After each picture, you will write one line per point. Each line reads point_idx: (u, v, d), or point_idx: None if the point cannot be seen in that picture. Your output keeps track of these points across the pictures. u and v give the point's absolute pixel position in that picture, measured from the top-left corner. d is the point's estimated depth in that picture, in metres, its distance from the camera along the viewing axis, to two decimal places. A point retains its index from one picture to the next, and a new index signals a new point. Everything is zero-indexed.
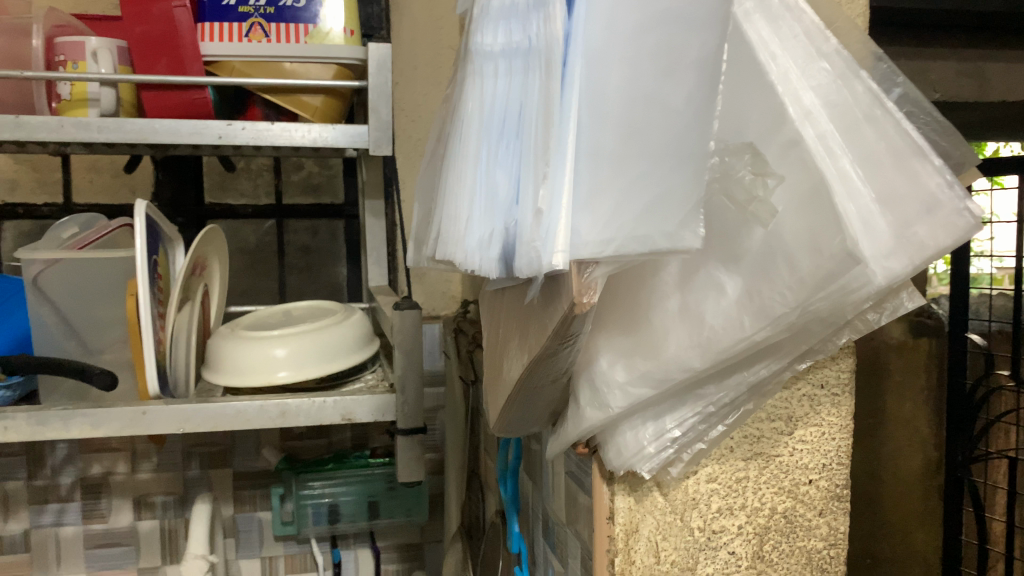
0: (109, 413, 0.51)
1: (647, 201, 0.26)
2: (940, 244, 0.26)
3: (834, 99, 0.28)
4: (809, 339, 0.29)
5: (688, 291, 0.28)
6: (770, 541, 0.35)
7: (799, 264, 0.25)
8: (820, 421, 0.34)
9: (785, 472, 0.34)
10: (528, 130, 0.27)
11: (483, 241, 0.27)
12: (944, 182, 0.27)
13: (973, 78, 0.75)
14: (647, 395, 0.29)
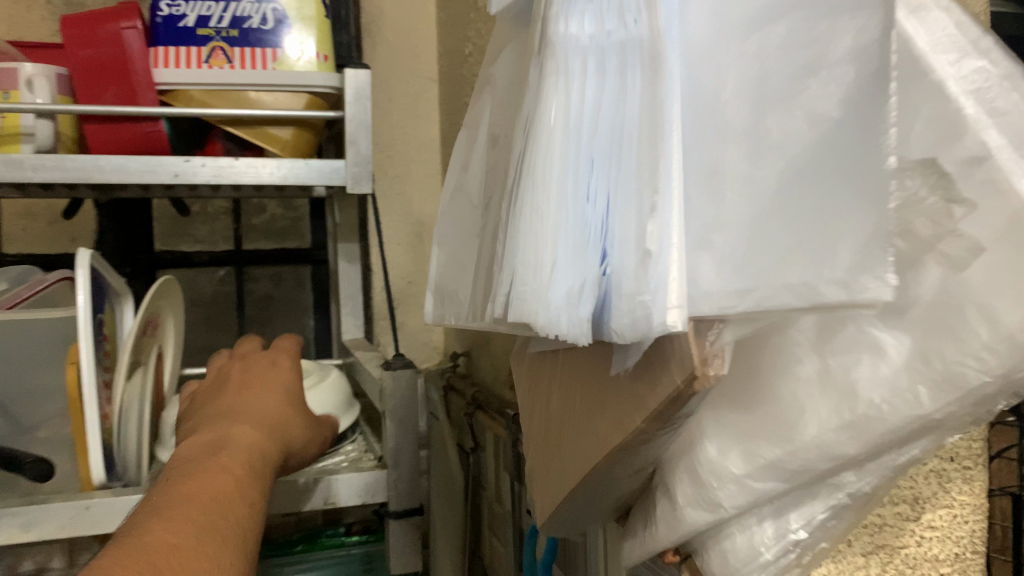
0: (46, 509, 0.42)
1: (795, 238, 0.19)
2: None
3: (1001, 106, 0.19)
4: None
5: (829, 353, 0.21)
6: None
7: (1001, 317, 0.18)
8: (951, 502, 0.28)
9: (911, 567, 0.28)
10: (630, 147, 0.20)
11: (571, 294, 0.20)
12: None
13: None
14: (773, 490, 0.22)
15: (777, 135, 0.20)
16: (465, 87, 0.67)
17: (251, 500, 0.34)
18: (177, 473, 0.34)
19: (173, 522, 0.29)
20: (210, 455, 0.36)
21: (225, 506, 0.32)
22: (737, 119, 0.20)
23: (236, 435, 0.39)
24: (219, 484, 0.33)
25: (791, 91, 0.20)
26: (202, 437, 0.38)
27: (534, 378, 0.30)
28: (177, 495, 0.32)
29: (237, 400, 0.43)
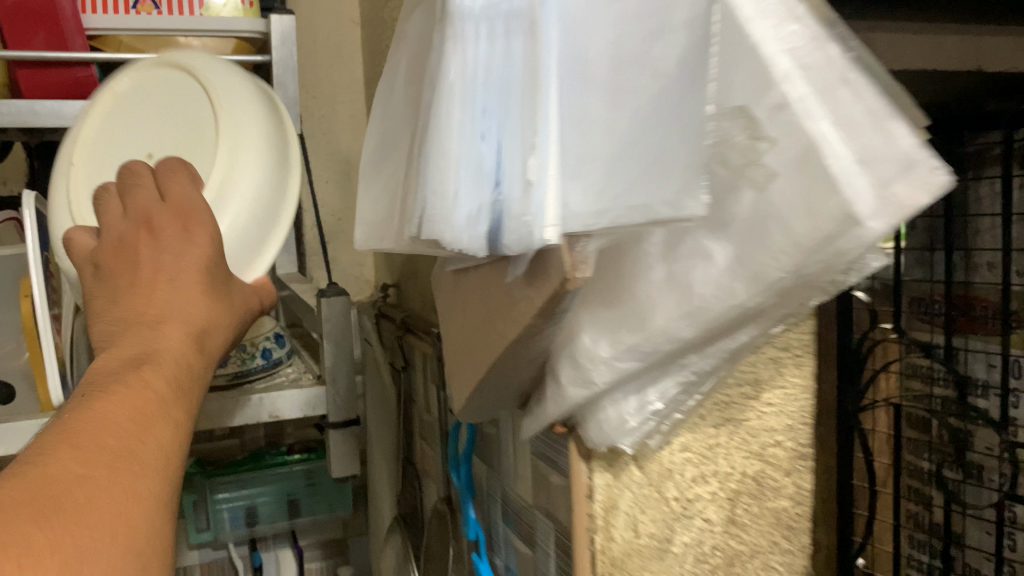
0: (13, 428, 0.46)
1: (639, 168, 0.25)
2: (921, 206, 0.22)
3: (810, 61, 0.24)
4: (790, 307, 0.27)
5: (674, 262, 0.28)
6: (740, 504, 0.35)
7: (794, 229, 0.24)
8: (784, 382, 0.35)
9: (753, 436, 0.35)
10: (516, 94, 0.25)
11: (472, 216, 0.26)
12: (920, 145, 0.23)
13: None
14: (633, 368, 0.29)
15: (628, 87, 0.25)
16: (386, 31, 0.70)
17: (173, 428, 0.28)
18: (87, 391, 0.28)
19: (80, 455, 0.24)
20: (129, 369, 0.29)
21: (140, 440, 0.26)
22: (598, 71, 0.26)
23: (165, 345, 0.31)
24: (143, 407, 0.28)
25: (640, 47, 0.25)
26: (122, 338, 0.31)
27: (452, 291, 0.35)
28: (94, 421, 0.26)
29: (140, 301, 0.33)
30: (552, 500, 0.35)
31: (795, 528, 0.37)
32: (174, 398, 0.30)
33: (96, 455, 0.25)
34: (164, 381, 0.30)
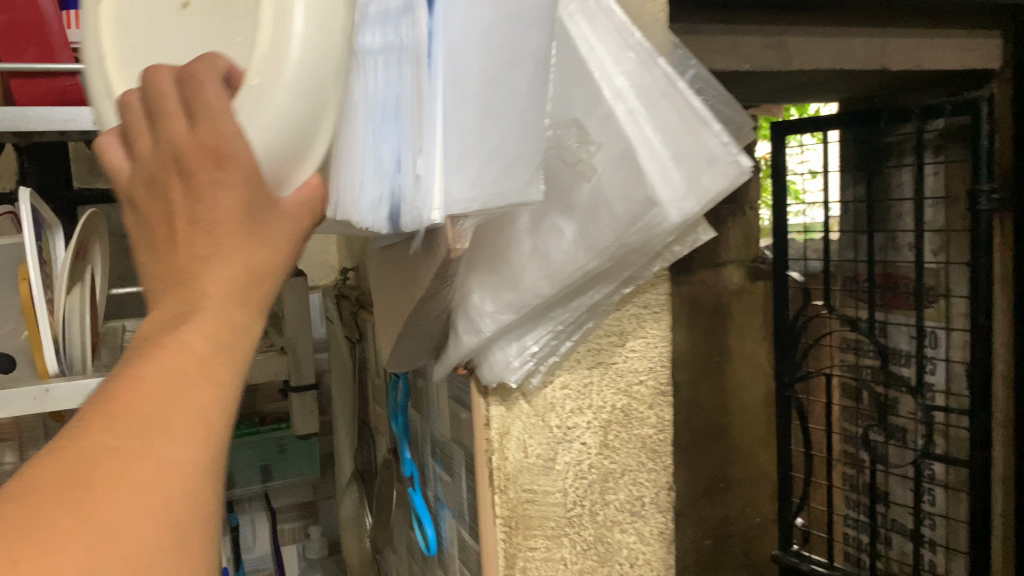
0: (11, 393, 0.53)
1: (499, 165, 0.34)
2: (719, 187, 0.40)
3: (639, 81, 0.39)
4: (627, 268, 0.44)
5: (536, 236, 0.41)
6: (611, 430, 0.50)
7: (614, 208, 0.38)
8: (643, 335, 0.51)
9: (621, 375, 0.50)
10: (406, 110, 0.33)
11: (374, 204, 0.34)
12: (721, 144, 0.40)
13: (776, 49, 0.85)
14: (510, 319, 0.41)
15: (494, 100, 0.34)
16: None
17: (219, 413, 0.26)
18: (138, 350, 0.26)
19: (113, 426, 0.23)
20: (166, 330, 0.27)
21: (178, 412, 0.24)
22: (471, 88, 0.33)
23: (204, 305, 0.27)
24: (186, 369, 0.25)
25: (502, 75, 0.34)
26: (169, 294, 0.28)
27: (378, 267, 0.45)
28: (130, 392, 0.24)
29: (185, 254, 0.28)
30: (466, 432, 0.49)
31: (657, 450, 0.52)
32: (225, 357, 0.27)
33: (126, 442, 0.23)
34: (212, 343, 0.27)
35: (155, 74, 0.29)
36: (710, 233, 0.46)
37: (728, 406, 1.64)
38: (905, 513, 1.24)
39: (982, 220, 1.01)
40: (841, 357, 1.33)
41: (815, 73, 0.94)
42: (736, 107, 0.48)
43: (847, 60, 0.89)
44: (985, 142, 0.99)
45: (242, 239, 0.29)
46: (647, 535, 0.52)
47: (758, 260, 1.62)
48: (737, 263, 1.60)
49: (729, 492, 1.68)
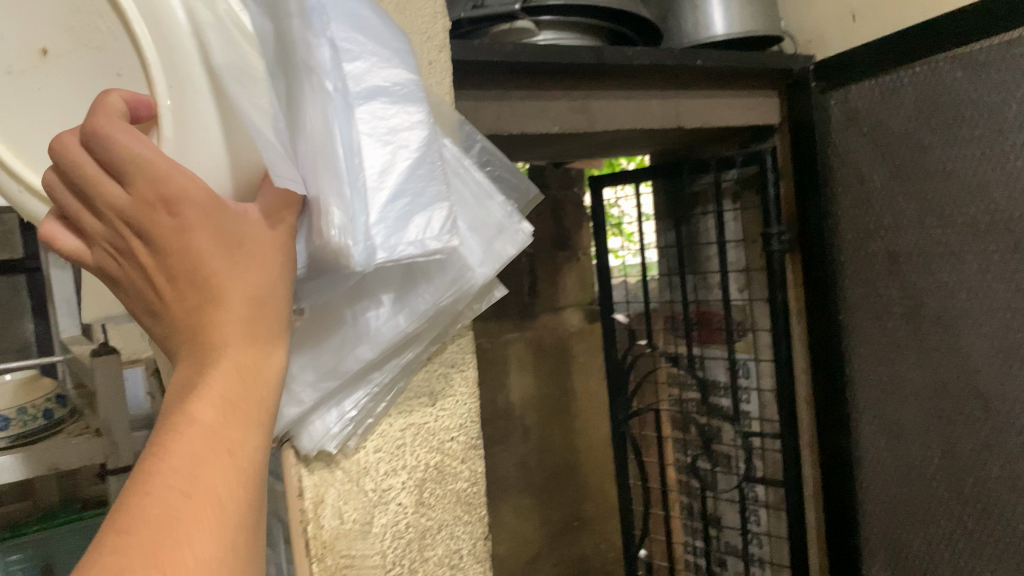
0: None
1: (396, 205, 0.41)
2: (511, 250, 0.49)
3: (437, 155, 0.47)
4: (442, 329, 0.50)
5: (355, 304, 0.45)
6: (427, 487, 0.53)
7: (430, 276, 0.46)
8: (452, 392, 0.54)
9: (433, 434, 0.53)
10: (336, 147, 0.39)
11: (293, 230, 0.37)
12: (509, 216, 0.50)
13: (582, 113, 0.90)
14: (328, 385, 0.44)
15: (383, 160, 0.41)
16: None
17: (240, 457, 0.31)
18: (159, 424, 0.31)
19: (130, 525, 0.26)
20: (186, 393, 0.32)
21: (198, 480, 0.29)
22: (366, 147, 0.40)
23: (216, 374, 0.33)
24: (198, 437, 0.30)
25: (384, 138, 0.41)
26: (189, 366, 0.33)
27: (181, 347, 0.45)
28: (153, 477, 0.28)
29: (196, 311, 0.33)
30: (282, 505, 0.49)
31: (473, 502, 0.56)
32: (237, 416, 0.32)
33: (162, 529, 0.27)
34: (221, 401, 0.32)
35: (58, 143, 0.33)
36: (507, 290, 0.52)
37: (576, 445, 1.70)
38: (735, 535, 1.33)
39: (775, 259, 1.12)
40: (669, 391, 1.44)
41: (620, 133, 1.01)
42: (520, 175, 0.55)
43: (646, 120, 0.96)
44: (771, 190, 1.10)
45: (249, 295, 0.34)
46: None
47: (593, 303, 1.76)
48: (576, 306, 1.72)
49: (581, 532, 1.72)
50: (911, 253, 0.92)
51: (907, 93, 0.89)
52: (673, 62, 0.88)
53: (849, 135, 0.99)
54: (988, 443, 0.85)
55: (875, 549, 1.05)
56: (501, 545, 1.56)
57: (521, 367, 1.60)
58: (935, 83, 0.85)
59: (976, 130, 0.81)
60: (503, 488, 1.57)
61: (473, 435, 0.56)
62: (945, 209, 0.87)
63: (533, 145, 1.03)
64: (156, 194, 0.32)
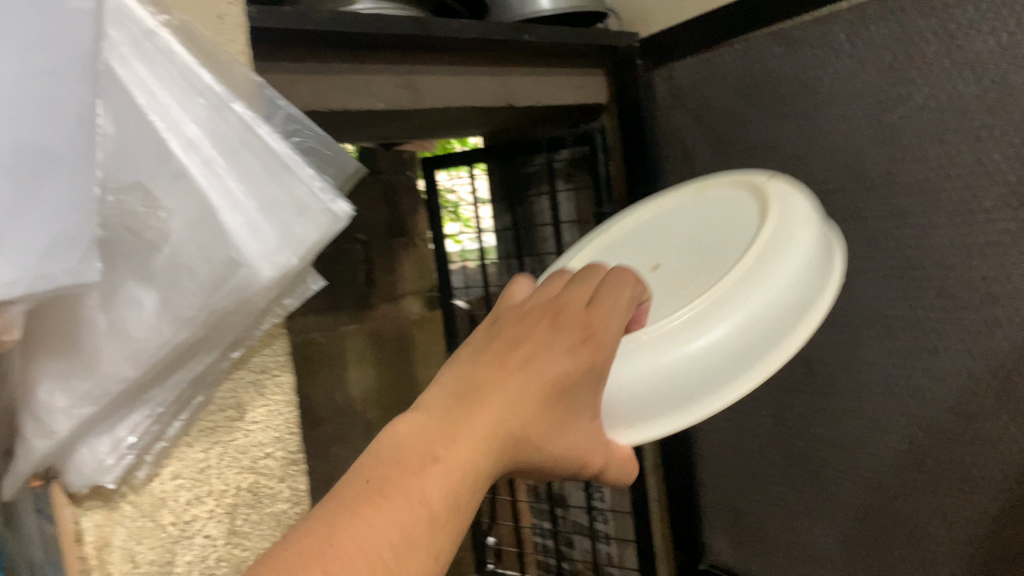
0: None
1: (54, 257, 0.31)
2: (315, 234, 0.42)
3: (212, 128, 0.40)
4: (230, 330, 0.44)
5: (111, 312, 0.39)
6: (240, 511, 0.51)
7: (199, 273, 0.39)
8: (266, 401, 0.53)
9: (243, 452, 0.51)
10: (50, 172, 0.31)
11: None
12: (314, 194, 0.42)
13: (406, 88, 0.85)
14: (88, 411, 0.39)
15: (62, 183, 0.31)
16: None
17: (461, 519, 0.33)
18: (403, 445, 0.34)
19: (349, 527, 0.29)
20: (439, 436, 0.34)
21: (427, 516, 0.31)
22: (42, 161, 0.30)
23: (466, 430, 0.35)
24: (443, 482, 0.32)
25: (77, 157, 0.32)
26: (451, 403, 0.36)
27: None
28: (385, 488, 0.31)
29: (507, 394, 0.37)
30: (58, 545, 0.44)
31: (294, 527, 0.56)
32: (473, 474, 0.34)
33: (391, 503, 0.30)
34: (470, 453, 0.34)
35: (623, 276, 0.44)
36: (322, 281, 0.49)
37: None
38: (581, 514, 1.33)
39: None
40: None
41: (447, 111, 0.96)
42: (336, 147, 0.49)
43: (474, 96, 0.93)
44: (602, 168, 1.08)
45: (537, 416, 0.38)
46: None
47: (433, 289, 1.71)
48: (415, 294, 1.67)
49: None
50: None
51: (729, 69, 0.89)
52: (502, 36, 0.84)
53: (674, 112, 0.98)
54: (812, 407, 0.90)
55: (713, 517, 1.08)
56: None
57: (360, 358, 1.53)
58: (757, 58, 0.85)
59: (797, 105, 0.83)
60: None
61: (292, 449, 0.55)
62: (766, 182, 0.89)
63: (356, 124, 0.97)
64: (573, 318, 0.41)
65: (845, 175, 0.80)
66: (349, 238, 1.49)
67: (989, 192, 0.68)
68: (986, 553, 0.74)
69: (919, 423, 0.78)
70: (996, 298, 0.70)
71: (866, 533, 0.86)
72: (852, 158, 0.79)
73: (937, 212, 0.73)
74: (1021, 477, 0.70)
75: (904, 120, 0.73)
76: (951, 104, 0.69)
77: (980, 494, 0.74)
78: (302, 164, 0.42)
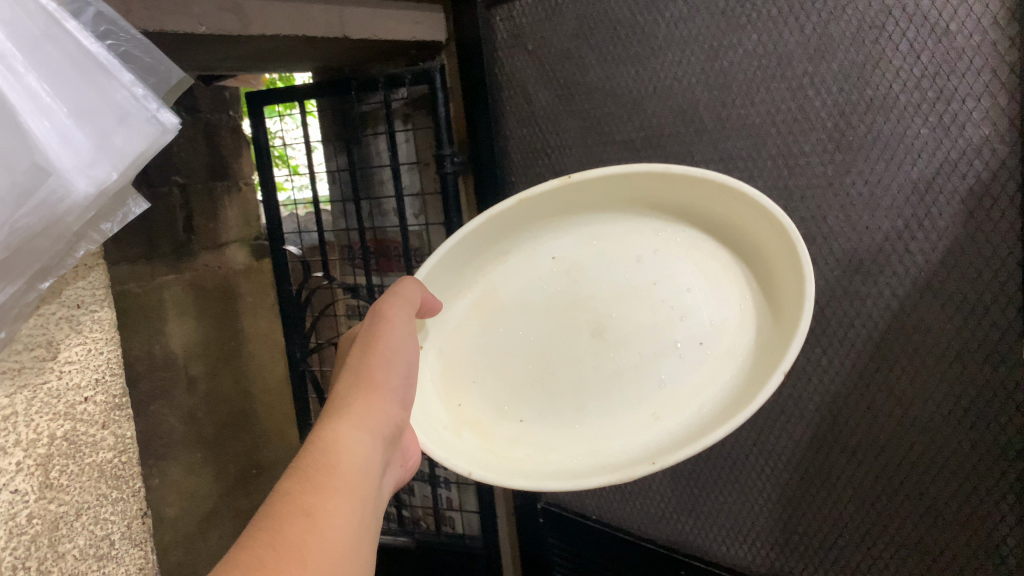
0: None
1: None
2: (132, 138, 0.50)
3: (14, 20, 0.46)
4: (44, 246, 0.50)
5: None
6: (58, 461, 0.54)
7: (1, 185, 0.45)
8: (85, 340, 0.55)
9: (59, 397, 0.54)
10: None
11: None
12: (129, 100, 0.50)
13: (233, 12, 0.79)
14: None
15: None
16: None
17: (352, 505, 0.53)
18: (304, 468, 0.54)
19: (272, 524, 0.48)
20: (317, 461, 0.55)
21: (320, 505, 0.51)
22: None
23: (326, 443, 0.57)
24: (321, 483, 0.52)
25: None
26: (329, 441, 0.57)
27: None
28: (292, 488, 0.51)
29: (335, 404, 0.62)
30: None
31: (122, 477, 0.59)
32: (352, 477, 0.55)
33: (295, 515, 0.49)
34: (335, 454, 0.56)
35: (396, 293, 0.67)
36: (145, 203, 0.56)
37: (249, 389, 1.58)
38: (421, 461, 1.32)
39: (449, 182, 1.08)
40: (348, 323, 1.37)
41: (276, 41, 0.91)
42: (158, 54, 0.54)
43: (307, 27, 0.88)
44: (442, 108, 1.06)
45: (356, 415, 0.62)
46: (127, 569, 0.60)
47: (260, 238, 1.62)
48: (240, 242, 1.57)
49: (261, 479, 1.61)
50: (578, 172, 0.94)
51: (568, 11, 0.88)
52: None
53: (514, 54, 0.96)
54: None
55: None
56: (173, 507, 1.41)
57: (182, 310, 1.43)
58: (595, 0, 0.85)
59: (634, 48, 0.84)
60: (168, 445, 1.40)
61: (114, 394, 0.58)
62: (604, 127, 0.89)
63: (176, 51, 0.90)
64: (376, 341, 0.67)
65: (678, 120, 0.82)
66: (167, 180, 1.38)
67: (809, 137, 0.73)
68: (802, 470, 0.81)
69: None
70: (811, 239, 0.75)
71: (693, 463, 0.91)
72: (684, 104, 0.81)
73: (761, 157, 0.76)
74: (831, 403, 0.77)
75: (734, 66, 0.76)
76: (776, 52, 0.73)
77: (795, 421, 0.80)
78: (121, 69, 0.50)
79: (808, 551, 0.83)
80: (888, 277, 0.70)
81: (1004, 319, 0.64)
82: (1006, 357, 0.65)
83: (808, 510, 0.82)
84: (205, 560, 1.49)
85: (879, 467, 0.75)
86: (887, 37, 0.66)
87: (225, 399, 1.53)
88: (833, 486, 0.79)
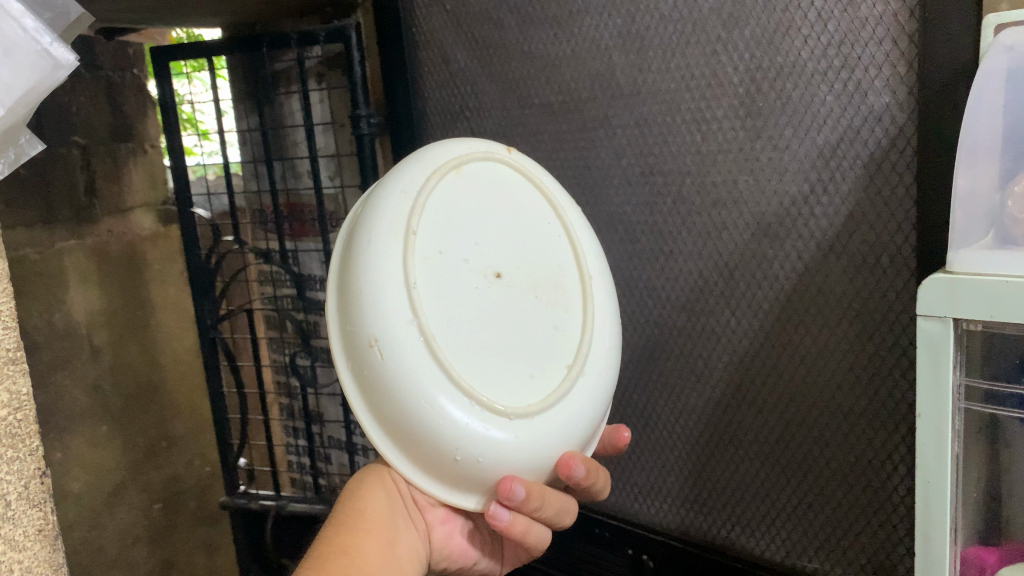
0: None
1: None
2: (17, 73, 0.48)
3: None
4: None
5: None
6: None
7: None
8: None
9: None
10: None
11: None
12: (19, 34, 0.48)
13: None
14: None
15: None
16: None
17: (386, 551, 0.62)
18: (350, 510, 0.64)
19: (312, 561, 0.59)
20: (362, 507, 0.64)
21: (355, 549, 0.60)
22: None
23: (377, 488, 0.66)
24: (363, 529, 0.62)
25: None
26: (380, 485, 0.66)
27: None
28: (337, 532, 0.62)
29: None
30: None
31: (17, 436, 0.56)
32: (391, 524, 0.64)
33: (333, 557, 0.59)
34: (381, 498, 0.65)
35: None
36: (39, 144, 0.53)
37: (158, 359, 1.53)
38: (337, 428, 1.29)
39: (366, 143, 1.05)
40: (261, 289, 1.34)
41: None
42: None
43: None
44: (358, 68, 1.02)
45: None
46: (25, 531, 0.57)
47: (168, 202, 1.56)
48: (146, 207, 1.51)
49: (171, 451, 1.56)
50: (495, 136, 0.93)
51: None
52: None
53: (432, 14, 0.95)
54: None
55: None
56: (76, 481, 1.36)
57: (84, 278, 1.37)
58: None
59: (553, 10, 0.83)
60: (71, 418, 1.34)
61: (9, 348, 0.56)
62: (523, 90, 0.89)
63: None
64: None
65: (594, 85, 0.82)
66: (65, 140, 1.31)
67: (721, 103, 0.74)
68: (711, 427, 0.83)
69: (655, 320, 0.85)
70: (723, 203, 0.77)
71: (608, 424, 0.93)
72: (601, 68, 0.81)
73: (676, 123, 0.78)
74: (739, 362, 0.79)
75: (650, 30, 0.77)
76: (691, 17, 0.74)
77: (704, 380, 0.82)
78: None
79: (714, 508, 0.86)
80: (794, 240, 0.73)
81: (899, 279, 0.68)
82: (902, 317, 0.68)
83: (716, 465, 0.84)
84: (113, 535, 1.44)
85: (781, 424, 0.79)
86: (796, 6, 0.68)
87: (131, 370, 1.47)
88: (740, 442, 0.82)
